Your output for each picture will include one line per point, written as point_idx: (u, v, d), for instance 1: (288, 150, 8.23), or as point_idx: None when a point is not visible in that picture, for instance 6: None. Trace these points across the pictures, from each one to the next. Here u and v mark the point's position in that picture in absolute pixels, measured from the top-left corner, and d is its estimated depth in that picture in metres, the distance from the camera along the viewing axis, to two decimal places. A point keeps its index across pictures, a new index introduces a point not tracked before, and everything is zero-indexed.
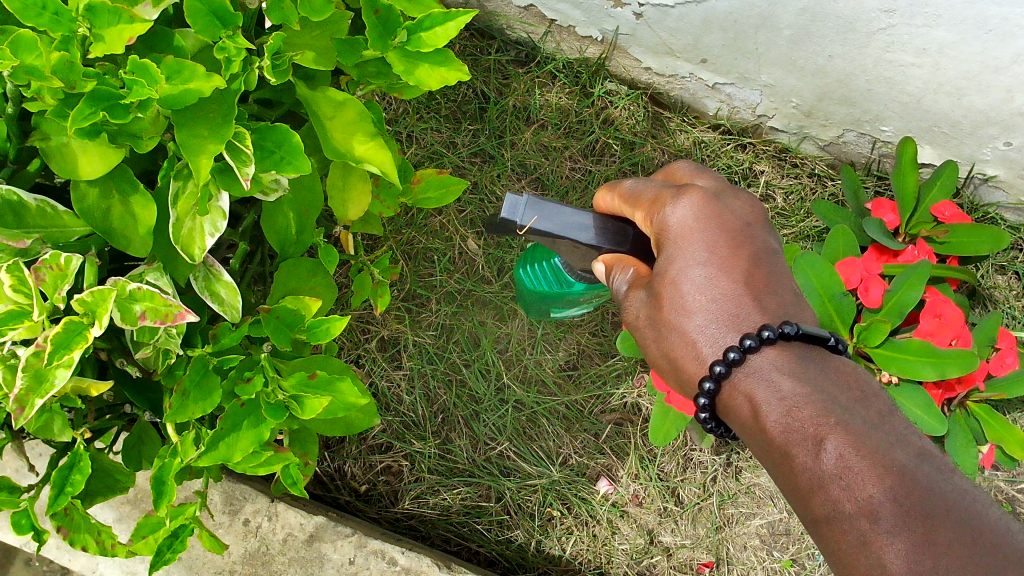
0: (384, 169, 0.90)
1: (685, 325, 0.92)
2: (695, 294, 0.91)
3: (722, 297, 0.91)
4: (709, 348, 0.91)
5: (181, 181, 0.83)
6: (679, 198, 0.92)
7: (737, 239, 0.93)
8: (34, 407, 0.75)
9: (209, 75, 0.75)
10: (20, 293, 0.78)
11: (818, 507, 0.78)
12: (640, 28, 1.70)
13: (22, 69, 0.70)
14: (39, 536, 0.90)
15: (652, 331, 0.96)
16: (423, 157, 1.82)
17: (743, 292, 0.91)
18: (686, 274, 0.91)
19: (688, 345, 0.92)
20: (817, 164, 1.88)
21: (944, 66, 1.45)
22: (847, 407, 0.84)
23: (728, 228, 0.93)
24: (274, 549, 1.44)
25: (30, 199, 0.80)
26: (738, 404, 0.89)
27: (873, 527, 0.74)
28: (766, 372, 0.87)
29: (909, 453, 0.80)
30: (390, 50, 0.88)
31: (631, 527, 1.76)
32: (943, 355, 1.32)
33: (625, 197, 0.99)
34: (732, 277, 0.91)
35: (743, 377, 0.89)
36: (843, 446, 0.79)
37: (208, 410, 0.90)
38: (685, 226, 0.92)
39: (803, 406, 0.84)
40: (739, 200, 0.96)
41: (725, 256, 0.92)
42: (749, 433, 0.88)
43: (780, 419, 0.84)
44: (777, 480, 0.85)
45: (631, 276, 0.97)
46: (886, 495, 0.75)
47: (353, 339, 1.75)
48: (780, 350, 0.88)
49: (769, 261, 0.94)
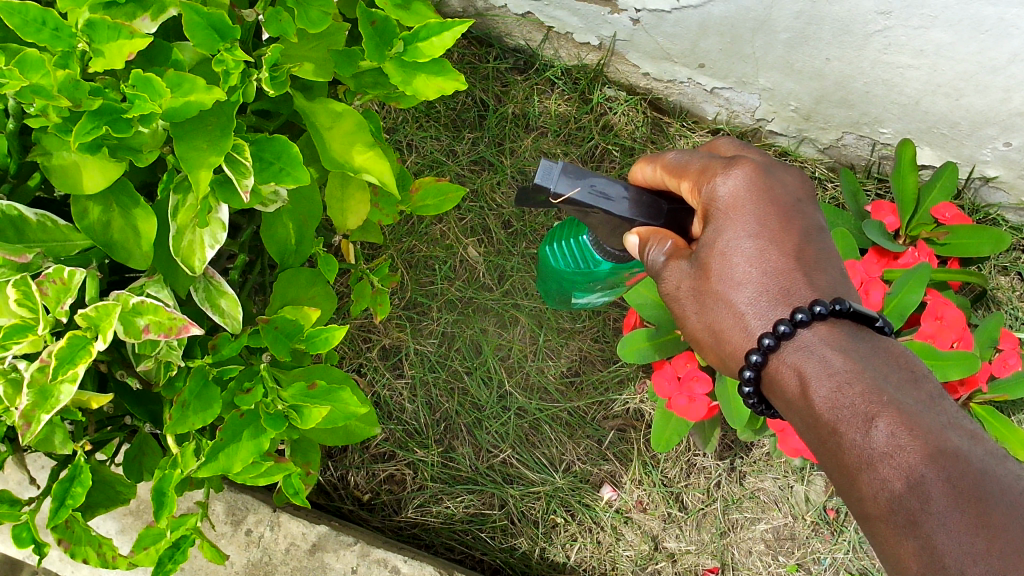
0: (383, 179, 0.90)
1: (731, 297, 0.93)
2: (744, 265, 0.92)
3: (773, 271, 0.92)
4: (757, 322, 0.92)
5: (180, 194, 0.83)
6: (729, 170, 0.94)
7: (787, 213, 0.94)
8: (41, 423, 0.75)
9: (209, 88, 0.75)
10: (25, 308, 0.77)
11: (866, 487, 0.79)
12: (637, 34, 1.70)
13: (28, 88, 0.71)
14: (40, 548, 0.90)
15: (694, 304, 0.97)
16: (423, 165, 1.82)
17: (794, 266, 0.92)
18: (736, 245, 0.93)
19: (735, 318, 0.93)
20: (817, 167, 1.89)
21: (941, 67, 1.45)
22: (899, 385, 0.84)
23: (779, 203, 0.94)
24: (276, 559, 1.44)
25: (30, 214, 0.80)
26: (784, 378, 0.90)
27: (924, 508, 0.74)
28: (816, 348, 0.88)
29: (960, 436, 0.80)
30: (387, 60, 0.88)
31: (635, 533, 1.76)
32: (944, 357, 1.34)
33: (669, 168, 1.01)
34: (781, 251, 0.92)
35: (792, 352, 0.89)
36: (894, 425, 0.79)
37: (208, 421, 0.89)
38: (735, 196, 0.93)
39: (854, 382, 0.83)
40: (788, 174, 0.97)
41: (776, 230, 0.93)
42: (795, 409, 0.89)
43: (829, 394, 0.84)
44: (823, 456, 0.85)
45: (669, 247, 0.97)
46: (938, 475, 0.75)
47: (354, 348, 1.76)
48: (830, 326, 0.89)
49: (816, 238, 0.94)
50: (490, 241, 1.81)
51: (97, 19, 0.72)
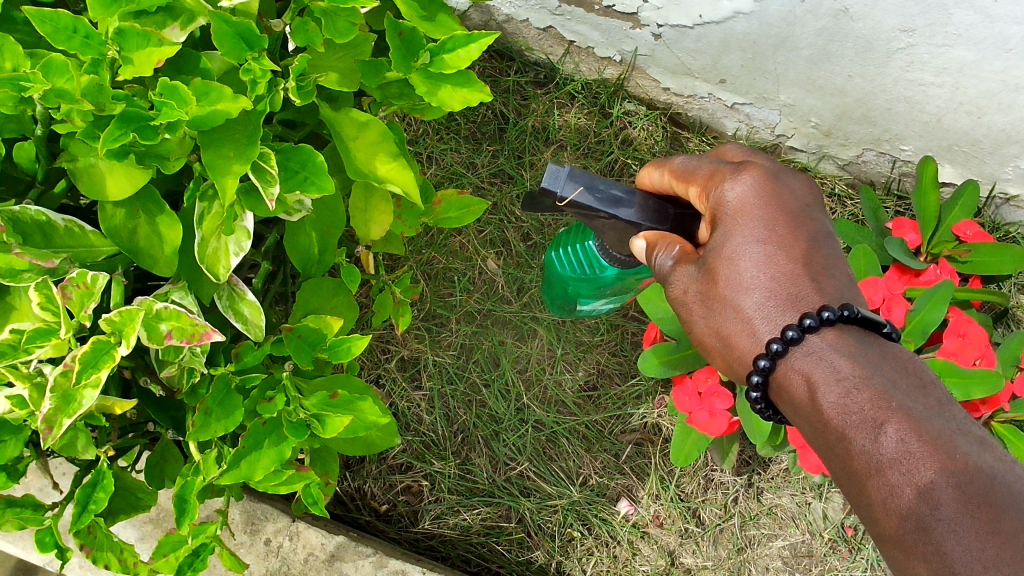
0: (407, 189, 0.91)
1: (740, 303, 0.93)
2: (753, 271, 0.92)
3: (780, 277, 0.92)
4: (765, 327, 0.92)
5: (206, 202, 0.84)
6: (737, 176, 0.95)
7: (796, 219, 0.94)
8: (63, 426, 0.76)
9: (236, 97, 0.76)
10: (48, 311, 0.77)
11: (875, 492, 0.79)
12: (659, 49, 1.71)
13: (52, 92, 0.71)
14: (62, 553, 0.90)
15: (701, 308, 0.97)
16: (443, 177, 1.83)
17: (801, 271, 0.92)
18: (744, 250, 0.93)
19: (743, 323, 0.93)
20: (837, 184, 1.88)
21: (964, 85, 1.45)
22: (908, 391, 0.84)
23: (787, 209, 0.94)
24: (295, 569, 1.43)
25: (58, 219, 0.81)
26: (793, 384, 0.90)
27: (934, 514, 0.74)
28: (824, 353, 0.88)
29: (969, 442, 0.80)
30: (413, 71, 0.89)
31: (652, 548, 1.75)
32: (967, 374, 1.32)
33: (677, 173, 1.02)
34: (790, 256, 0.92)
35: (800, 357, 0.89)
36: (904, 431, 0.79)
37: (231, 429, 0.90)
38: (743, 201, 0.94)
39: (862, 388, 0.84)
40: (797, 180, 0.97)
41: (784, 235, 0.93)
42: (803, 415, 0.89)
43: (837, 400, 0.84)
44: (832, 462, 0.85)
45: (677, 252, 0.98)
46: (947, 481, 0.75)
47: (373, 359, 1.76)
48: (838, 332, 0.89)
49: (825, 244, 0.95)
50: (509, 254, 1.82)
51: (127, 27, 0.73)
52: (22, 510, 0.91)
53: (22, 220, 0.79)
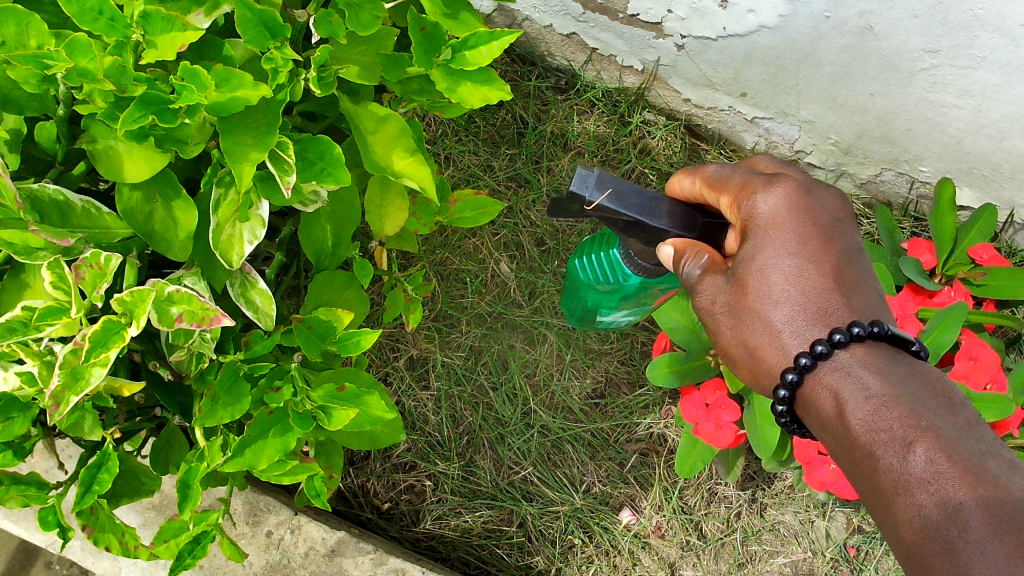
0: (423, 185, 0.91)
1: (769, 315, 0.93)
2: (783, 284, 0.92)
3: (810, 291, 0.92)
4: (794, 341, 0.92)
5: (223, 189, 0.85)
6: (770, 188, 0.94)
7: (828, 234, 0.94)
8: (70, 404, 0.76)
9: (257, 85, 0.77)
10: (60, 291, 0.77)
11: (901, 511, 0.79)
12: (681, 60, 1.71)
13: (75, 71, 0.72)
14: (64, 533, 0.91)
15: (729, 320, 0.97)
16: (460, 179, 1.83)
17: (832, 286, 0.92)
18: (774, 263, 0.92)
19: (772, 336, 0.93)
20: (854, 202, 1.87)
21: (986, 108, 1.44)
22: (937, 410, 0.84)
23: (820, 224, 0.93)
24: (295, 562, 1.43)
25: (76, 199, 0.82)
26: (821, 399, 0.90)
27: (962, 535, 0.74)
28: (853, 369, 0.88)
29: (1000, 464, 0.78)
30: (434, 67, 0.89)
31: (652, 558, 1.74)
32: (978, 398, 1.33)
33: (709, 182, 1.02)
34: (821, 271, 0.92)
35: (829, 372, 0.89)
36: (932, 450, 0.79)
37: (237, 416, 0.90)
38: (776, 214, 0.93)
39: (891, 406, 0.84)
40: (830, 195, 0.96)
41: (816, 249, 0.93)
42: (830, 430, 0.89)
43: (866, 417, 0.84)
44: (857, 479, 0.85)
45: (705, 262, 0.98)
46: (977, 503, 0.75)
47: (382, 356, 1.76)
48: (867, 348, 0.89)
49: (857, 259, 0.94)
50: (522, 258, 1.82)
51: (152, 10, 0.73)
52: (26, 488, 0.92)
53: (39, 198, 0.80)
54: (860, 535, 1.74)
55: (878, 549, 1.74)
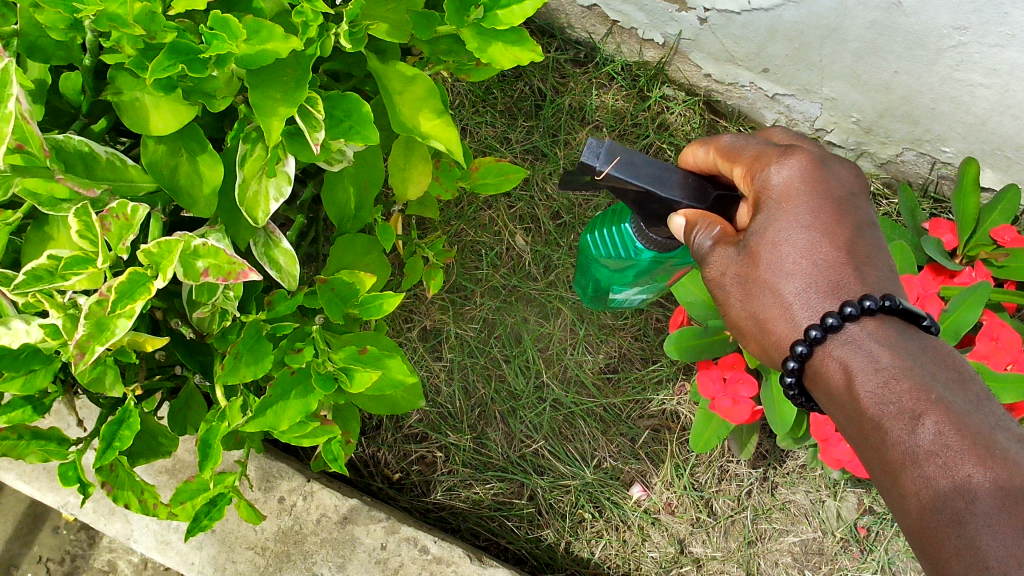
0: (450, 147, 0.90)
1: (780, 286, 0.92)
2: (796, 256, 0.91)
3: (822, 264, 0.91)
4: (805, 314, 0.91)
5: (249, 144, 0.84)
6: (785, 160, 0.93)
7: (842, 209, 0.92)
8: (95, 353, 0.75)
9: (287, 37, 0.75)
10: (87, 240, 0.76)
11: (907, 483, 0.78)
12: (703, 34, 1.69)
13: (104, 15, 0.70)
14: (84, 489, 0.90)
15: (738, 291, 0.96)
16: (476, 150, 1.81)
17: (845, 260, 0.90)
18: (787, 234, 0.91)
19: (782, 308, 0.92)
20: (872, 182, 1.85)
21: (1013, 88, 1.42)
22: (947, 385, 0.83)
23: (833, 197, 0.92)
24: (307, 529, 1.43)
25: (100, 150, 0.81)
26: (830, 372, 0.88)
27: (968, 507, 0.73)
28: (863, 343, 0.86)
29: (1008, 439, 0.78)
30: (465, 26, 0.88)
31: (662, 534, 1.74)
32: (1000, 379, 1.30)
33: (723, 152, 1.01)
34: (834, 245, 0.91)
35: (839, 345, 0.88)
36: (941, 424, 0.78)
37: (259, 376, 0.89)
38: (790, 186, 0.92)
39: (901, 379, 0.82)
40: (843, 169, 0.95)
41: (830, 223, 0.91)
42: (839, 404, 0.88)
43: (874, 390, 0.83)
44: (865, 452, 0.84)
45: (717, 233, 0.95)
46: (985, 477, 0.74)
47: (396, 327, 1.75)
48: (878, 322, 0.87)
49: (871, 236, 0.93)
50: (538, 231, 1.81)
51: None
52: (46, 442, 0.91)
53: (65, 150, 0.79)
54: (870, 516, 1.73)
55: (888, 530, 1.73)
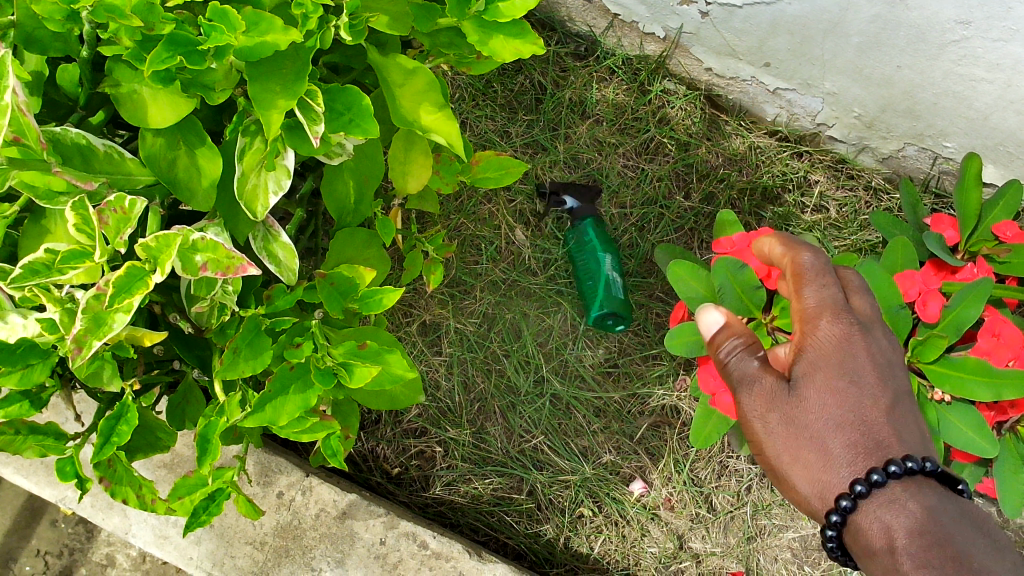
0: (450, 140, 0.90)
1: (823, 441, 0.93)
2: (840, 412, 0.93)
3: (865, 422, 0.92)
4: (847, 468, 0.91)
5: (248, 137, 0.83)
6: (834, 320, 0.96)
7: (883, 400, 0.94)
8: (93, 348, 0.74)
9: (286, 29, 0.75)
10: (83, 234, 0.76)
11: None
12: (704, 28, 1.69)
13: (102, 6, 0.68)
14: (82, 483, 0.89)
15: (778, 429, 0.96)
16: (476, 144, 1.81)
17: (883, 425, 0.92)
18: (833, 388, 0.93)
19: (823, 454, 0.93)
20: (874, 176, 1.83)
21: (1016, 83, 1.41)
22: (988, 554, 0.84)
23: (872, 381, 0.95)
24: (306, 524, 1.42)
25: (98, 143, 0.79)
26: (869, 532, 0.89)
27: None
28: (905, 506, 0.87)
29: None
30: (467, 18, 0.86)
31: (661, 530, 1.74)
32: (999, 374, 1.23)
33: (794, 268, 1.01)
34: (874, 412, 0.93)
35: (879, 507, 0.88)
36: None
37: (258, 371, 0.88)
38: (836, 351, 0.94)
39: (943, 544, 0.83)
40: (885, 351, 0.98)
41: (866, 412, 0.93)
42: (876, 561, 0.88)
43: (918, 552, 0.84)
44: None
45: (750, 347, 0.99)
46: None
47: (395, 321, 1.75)
48: (918, 486, 0.88)
49: (902, 408, 0.95)
50: (538, 226, 1.80)
51: None
52: (43, 437, 0.90)
53: (62, 142, 0.77)
54: None
55: None
